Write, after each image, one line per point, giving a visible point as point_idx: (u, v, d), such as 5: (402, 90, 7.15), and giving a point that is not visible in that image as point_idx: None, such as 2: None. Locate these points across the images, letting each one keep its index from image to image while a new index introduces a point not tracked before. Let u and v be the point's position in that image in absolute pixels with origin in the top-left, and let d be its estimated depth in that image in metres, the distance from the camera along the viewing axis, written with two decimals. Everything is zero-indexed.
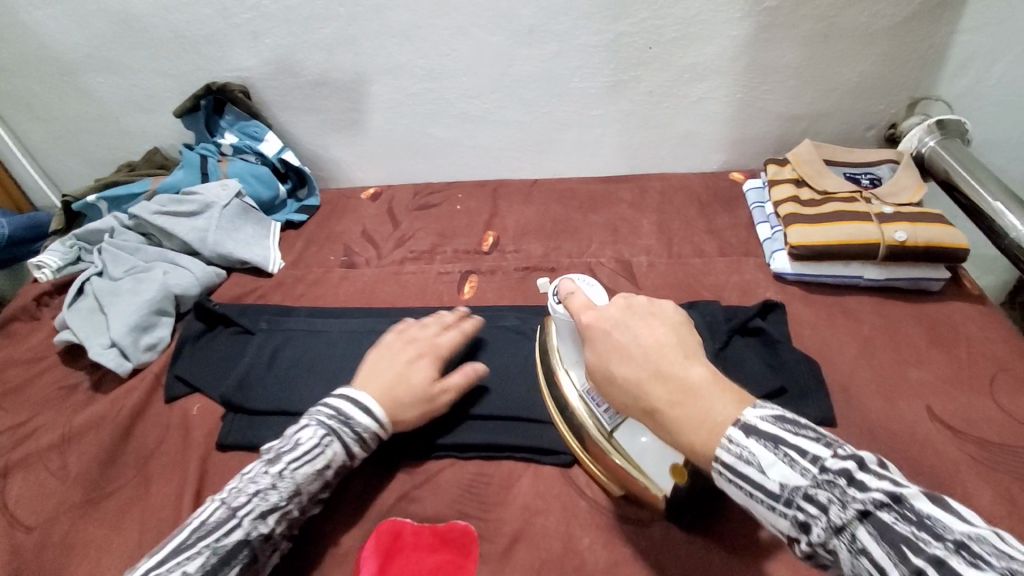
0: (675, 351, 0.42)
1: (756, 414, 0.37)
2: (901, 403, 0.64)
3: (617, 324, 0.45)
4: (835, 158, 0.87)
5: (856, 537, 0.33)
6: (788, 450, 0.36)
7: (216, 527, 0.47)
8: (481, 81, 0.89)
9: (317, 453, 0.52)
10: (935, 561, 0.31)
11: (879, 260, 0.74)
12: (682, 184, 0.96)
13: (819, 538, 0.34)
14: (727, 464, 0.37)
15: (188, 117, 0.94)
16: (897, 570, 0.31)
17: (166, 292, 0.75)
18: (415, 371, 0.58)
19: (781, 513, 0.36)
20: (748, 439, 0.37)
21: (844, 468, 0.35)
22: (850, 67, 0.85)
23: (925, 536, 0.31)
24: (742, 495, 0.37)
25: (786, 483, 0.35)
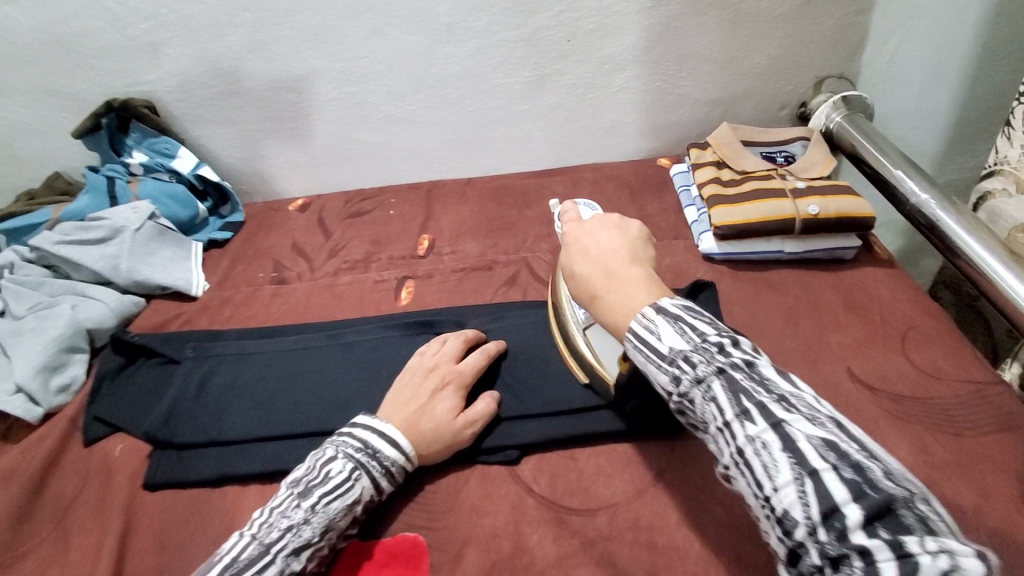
0: (625, 256, 0.47)
1: (670, 301, 0.43)
2: (824, 368, 0.68)
3: (583, 231, 0.49)
4: (752, 138, 0.90)
5: (712, 388, 0.39)
6: (683, 323, 0.41)
7: (250, 565, 0.46)
8: (402, 82, 0.87)
9: (348, 487, 0.50)
10: (761, 406, 0.37)
11: (796, 234, 0.78)
12: (612, 174, 0.97)
13: (684, 389, 0.40)
14: (637, 332, 0.42)
15: (90, 138, 0.88)
16: (732, 411, 0.38)
17: (77, 327, 0.70)
18: (438, 405, 0.57)
19: (664, 371, 0.41)
20: (658, 316, 0.42)
21: (720, 341, 0.40)
22: (759, 50, 0.89)
23: (761, 389, 0.38)
24: (640, 360, 0.42)
25: (673, 347, 0.41)
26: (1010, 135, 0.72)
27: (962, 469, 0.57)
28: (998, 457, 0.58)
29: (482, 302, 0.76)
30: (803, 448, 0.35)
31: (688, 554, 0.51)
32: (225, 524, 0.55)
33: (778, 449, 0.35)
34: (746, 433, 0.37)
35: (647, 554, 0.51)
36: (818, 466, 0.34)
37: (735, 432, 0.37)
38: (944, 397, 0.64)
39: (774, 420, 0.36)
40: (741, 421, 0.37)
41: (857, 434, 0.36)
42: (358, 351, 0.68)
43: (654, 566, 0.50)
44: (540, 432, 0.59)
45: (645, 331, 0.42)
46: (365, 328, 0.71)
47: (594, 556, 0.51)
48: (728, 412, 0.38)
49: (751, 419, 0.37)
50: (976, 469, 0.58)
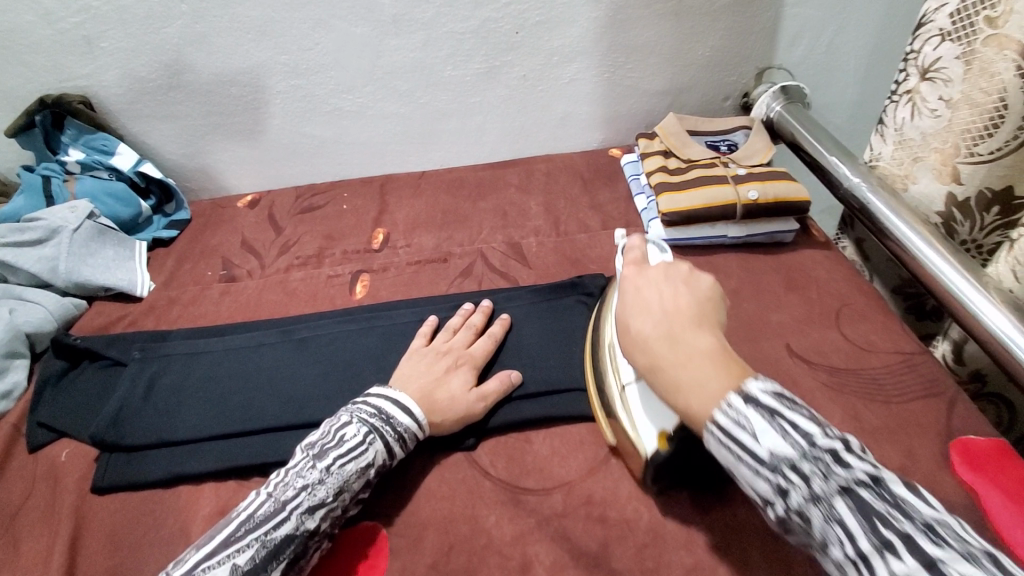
0: (693, 319, 0.45)
1: (757, 386, 0.39)
2: (765, 345, 0.72)
3: (652, 285, 0.49)
4: (697, 128, 0.94)
5: (834, 508, 0.35)
6: (784, 421, 0.38)
7: (265, 520, 0.46)
8: (351, 76, 0.86)
9: (362, 450, 0.51)
10: (903, 535, 0.33)
11: (738, 219, 0.81)
12: (566, 165, 0.99)
13: (797, 505, 0.36)
14: (722, 426, 0.39)
15: (23, 136, 0.84)
16: (866, 539, 0.34)
17: (15, 331, 0.67)
18: (453, 379, 0.60)
19: (762, 476, 0.38)
20: (746, 407, 0.39)
21: (831, 447, 0.37)
22: (701, 43, 0.92)
23: (898, 514, 0.34)
24: (731, 459, 0.39)
25: (776, 452, 0.37)
26: (883, 134, 0.79)
27: (889, 434, 0.62)
28: (920, 420, 0.63)
29: (438, 293, 0.77)
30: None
31: (636, 524, 0.53)
32: (179, 525, 0.54)
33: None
34: (887, 568, 0.33)
35: (600, 527, 0.53)
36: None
37: (875, 567, 0.33)
38: (874, 368, 0.68)
39: (926, 558, 0.32)
40: (880, 553, 0.33)
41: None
42: (313, 346, 0.68)
43: (606, 538, 0.52)
44: (497, 418, 0.61)
45: (735, 429, 0.39)
46: (320, 323, 0.71)
47: (550, 533, 0.53)
48: (864, 541, 0.34)
49: (893, 552, 0.33)
50: (901, 432, 0.62)
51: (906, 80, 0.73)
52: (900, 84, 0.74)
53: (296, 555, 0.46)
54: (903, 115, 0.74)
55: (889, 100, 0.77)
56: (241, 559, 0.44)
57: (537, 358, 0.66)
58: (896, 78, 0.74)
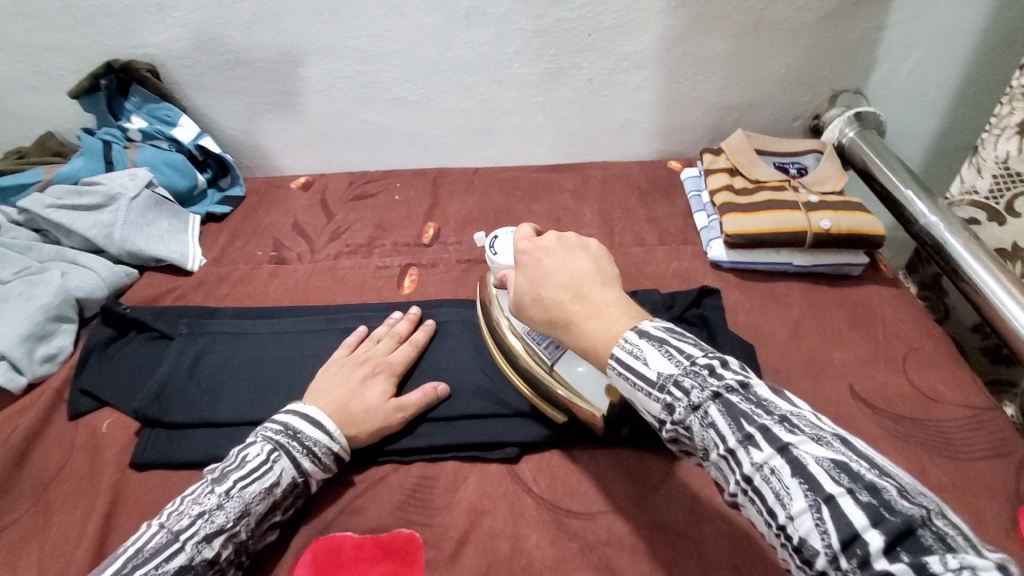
0: (594, 279, 0.45)
1: (650, 324, 0.42)
2: (826, 383, 0.68)
3: (546, 254, 0.48)
4: (766, 148, 0.90)
5: (708, 414, 0.37)
6: (669, 347, 0.40)
7: (156, 553, 0.44)
8: (417, 64, 0.85)
9: (266, 470, 0.50)
10: (762, 428, 0.35)
11: (806, 247, 0.77)
12: (623, 173, 0.96)
13: (681, 418, 0.38)
14: (620, 359, 0.40)
15: (86, 99, 0.84)
16: (733, 437, 0.36)
17: (66, 296, 0.67)
18: (369, 390, 0.57)
19: (653, 398, 0.39)
20: (640, 339, 0.41)
21: (709, 362, 0.39)
22: (778, 59, 0.88)
23: (761, 412, 0.36)
24: (628, 388, 0.41)
25: (662, 372, 0.39)
26: (978, 165, 0.75)
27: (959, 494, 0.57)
28: (992, 481, 0.59)
29: None
30: (811, 471, 0.33)
31: (683, 564, 0.50)
32: None
33: (787, 474, 0.34)
34: (749, 458, 0.35)
35: (645, 562, 0.50)
36: (832, 490, 0.32)
37: (739, 458, 0.36)
38: (944, 420, 0.64)
39: (779, 444, 0.35)
40: (745, 447, 0.35)
41: (865, 450, 0.34)
42: None
43: (651, 574, 0.49)
44: (545, 433, 0.58)
45: (628, 357, 0.40)
46: (365, 315, 0.69)
47: (592, 562, 0.50)
48: (731, 439, 0.36)
49: (754, 444, 0.35)
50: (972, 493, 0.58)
51: (1009, 113, 0.70)
52: (999, 117, 0.72)
53: None
54: (1007, 148, 0.71)
55: (984, 132, 0.74)
56: None
57: None
58: (997, 110, 0.71)
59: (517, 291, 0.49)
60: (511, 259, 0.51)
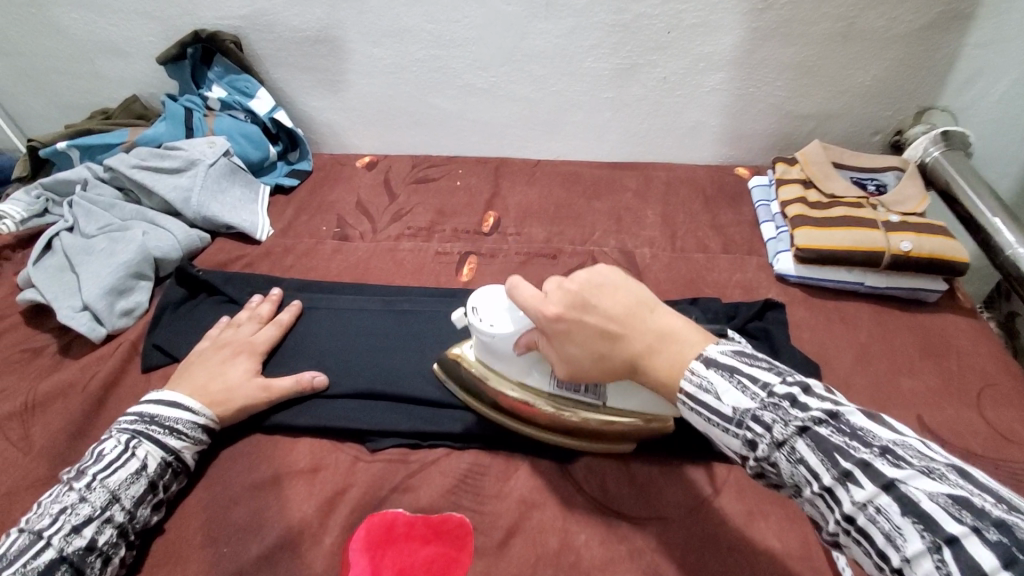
0: (644, 311, 0.45)
1: (716, 351, 0.42)
2: (892, 411, 0.65)
3: (581, 307, 0.45)
4: (843, 161, 0.86)
5: (795, 449, 0.36)
6: (742, 378, 0.40)
7: (19, 554, 0.44)
8: (491, 52, 0.85)
9: (125, 457, 0.51)
10: (861, 464, 0.34)
11: (881, 268, 0.74)
12: (688, 176, 0.94)
13: (765, 453, 0.38)
14: (689, 393, 0.41)
15: (172, 66, 0.88)
16: (828, 474, 0.35)
17: (144, 254, 0.70)
18: (233, 369, 0.59)
19: (733, 434, 0.39)
20: (710, 372, 0.41)
21: (789, 392, 0.38)
22: (864, 70, 0.84)
23: (858, 446, 0.35)
24: (703, 422, 0.41)
25: (738, 407, 0.39)
26: None
27: None
28: None
29: None
30: (925, 508, 0.31)
31: None
32: (270, 472, 0.56)
33: (895, 512, 0.32)
34: (850, 497, 0.34)
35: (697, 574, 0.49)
36: (954, 529, 0.30)
37: (838, 496, 0.34)
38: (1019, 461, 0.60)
39: (882, 480, 0.33)
40: (842, 484, 0.34)
41: (988, 483, 0.32)
42: (414, 321, 0.67)
43: None
44: None
45: (700, 392, 0.41)
46: (423, 299, 0.70)
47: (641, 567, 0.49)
48: (825, 476, 0.35)
49: (854, 481, 0.34)
50: None
51: None
52: None
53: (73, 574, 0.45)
54: None
55: None
56: None
57: None
58: None
59: (565, 351, 0.47)
60: (540, 326, 0.48)
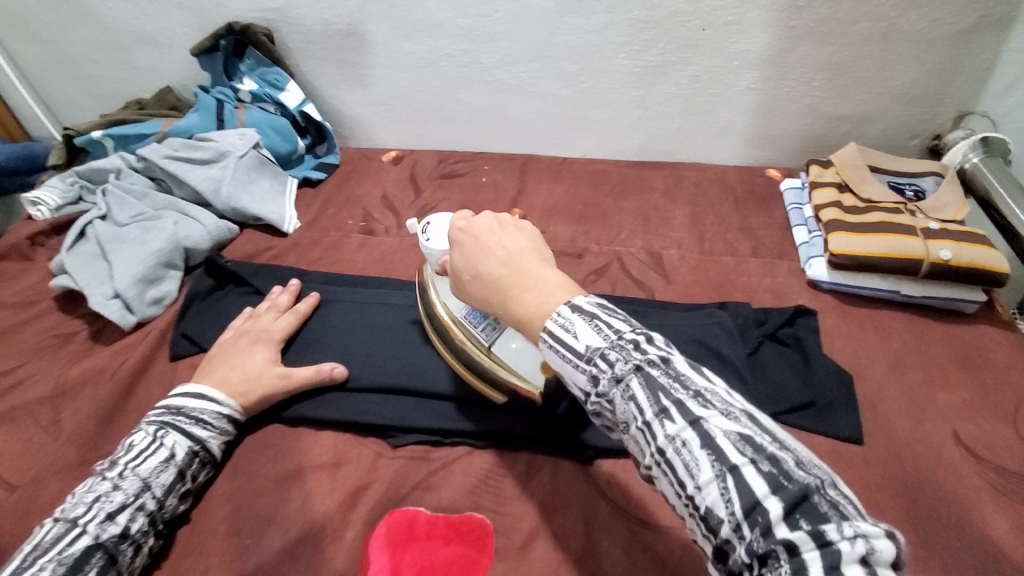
0: (533, 254, 0.43)
1: (586, 299, 0.39)
2: (926, 424, 0.62)
3: (484, 232, 0.45)
4: (880, 165, 0.84)
5: (629, 387, 0.35)
6: (599, 321, 0.37)
7: (55, 541, 0.44)
8: (522, 48, 0.84)
9: (155, 447, 0.51)
10: (678, 403, 0.34)
11: (918, 277, 0.72)
12: (718, 177, 0.92)
13: (603, 390, 0.36)
14: (553, 334, 0.38)
15: (205, 58, 0.88)
16: (651, 410, 0.34)
17: (174, 244, 0.71)
18: (251, 358, 0.59)
19: (580, 371, 0.37)
20: (574, 314, 0.38)
21: (635, 337, 0.37)
22: (905, 71, 0.81)
23: (677, 386, 0.34)
24: (558, 363, 0.38)
25: (591, 346, 0.36)
26: None
27: None
28: None
29: None
30: (719, 443, 0.32)
31: None
32: (294, 465, 0.56)
33: (697, 447, 0.32)
34: (666, 432, 0.33)
35: None
36: (737, 461, 0.31)
37: (655, 431, 0.34)
38: None
39: (693, 418, 0.33)
40: (660, 420, 0.34)
41: (769, 424, 0.33)
42: None
43: None
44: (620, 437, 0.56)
45: (560, 330, 0.37)
46: None
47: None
48: (648, 411, 0.34)
49: (670, 418, 0.33)
50: None
51: None
52: None
53: (108, 561, 0.45)
54: None
55: None
56: None
57: None
58: None
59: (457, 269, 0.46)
60: (450, 240, 0.47)
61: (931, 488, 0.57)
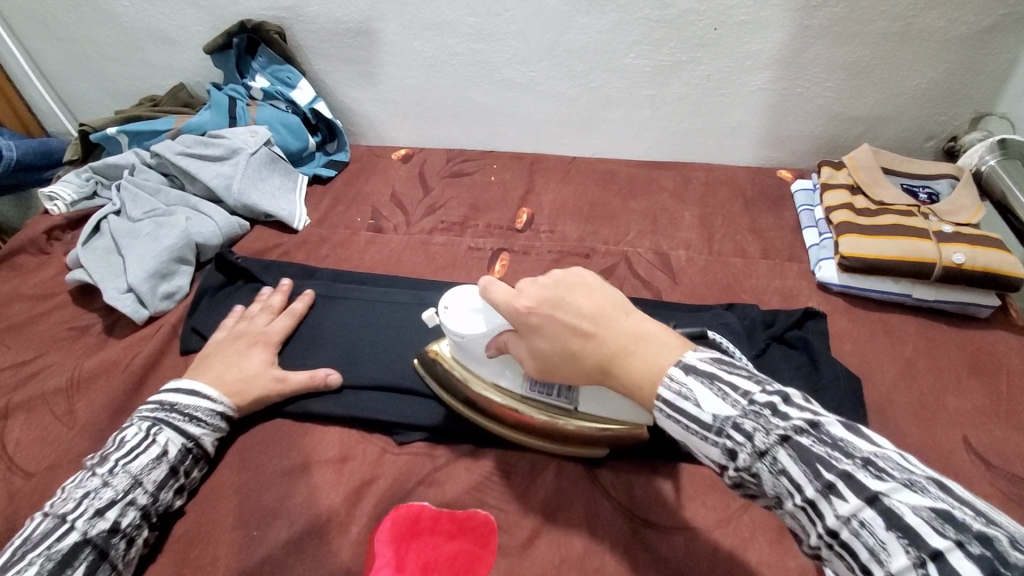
0: (620, 313, 0.42)
1: (697, 357, 0.39)
2: (936, 430, 0.62)
3: (553, 304, 0.44)
4: (893, 167, 0.83)
5: (778, 460, 0.34)
6: (721, 385, 0.37)
7: (45, 536, 0.45)
8: (532, 47, 0.84)
9: (146, 443, 0.52)
10: (844, 475, 0.31)
11: (930, 281, 0.71)
12: (728, 178, 0.91)
13: (746, 463, 0.35)
14: (667, 401, 0.38)
15: (219, 55, 0.89)
16: (811, 485, 0.32)
17: (187, 239, 0.72)
18: (248, 360, 0.60)
19: (711, 442, 0.37)
20: (687, 377, 0.38)
21: (770, 400, 0.36)
22: (921, 72, 0.80)
23: (838, 456, 0.32)
24: (682, 432, 0.38)
25: (719, 414, 0.36)
26: None
27: None
28: None
29: None
30: (909, 522, 0.28)
31: None
32: (300, 459, 0.57)
33: (879, 528, 0.29)
34: (834, 510, 0.31)
35: None
36: (936, 543, 0.27)
37: (821, 509, 0.32)
38: None
39: (867, 493, 0.30)
40: (825, 496, 0.31)
41: (966, 494, 0.29)
42: None
43: None
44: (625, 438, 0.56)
45: (681, 400, 0.38)
46: None
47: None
48: (806, 486, 0.32)
49: (836, 494, 0.31)
50: None
51: None
52: None
53: (97, 556, 0.46)
54: None
55: None
56: None
57: None
58: None
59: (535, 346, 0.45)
60: (512, 320, 0.47)
61: None
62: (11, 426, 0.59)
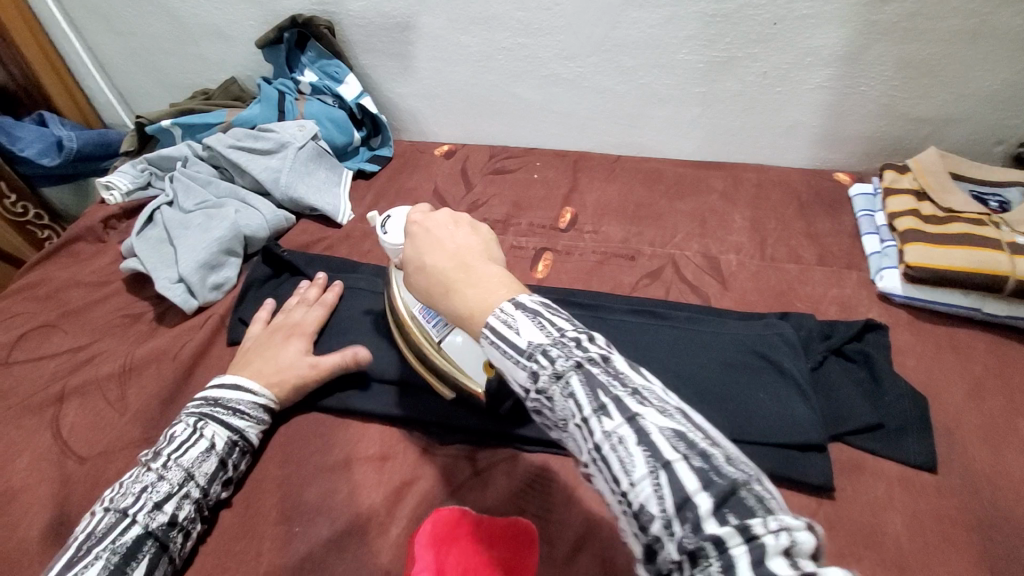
0: (482, 253, 0.42)
1: (530, 296, 0.37)
2: (1011, 456, 0.57)
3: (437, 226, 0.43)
4: (962, 172, 0.77)
5: (570, 384, 0.34)
6: (543, 317, 0.36)
7: (107, 531, 0.46)
8: (580, 42, 0.82)
9: (195, 438, 0.53)
10: (616, 399, 0.32)
11: (1003, 295, 0.66)
12: (782, 180, 0.87)
13: (542, 386, 0.35)
14: (493, 328, 0.36)
15: (269, 50, 0.91)
16: (589, 407, 0.33)
17: (236, 231, 0.73)
18: (285, 350, 0.60)
19: (520, 367, 0.35)
20: (517, 310, 0.36)
21: (576, 334, 0.36)
22: (998, 70, 0.75)
23: (616, 383, 0.33)
24: (498, 359, 0.36)
25: (533, 341, 0.35)
26: None
27: None
28: None
29: (622, 293, 0.72)
30: (654, 440, 0.31)
31: None
32: (343, 456, 0.57)
33: (632, 445, 0.31)
34: (601, 428, 0.32)
35: None
36: (670, 457, 0.30)
37: (591, 428, 0.33)
38: None
39: (630, 414, 0.32)
40: (597, 417, 0.32)
41: (703, 422, 0.33)
42: None
43: None
44: None
45: (502, 326, 0.36)
46: None
47: None
48: (586, 409, 0.33)
49: (607, 414, 0.32)
50: None
51: None
52: None
53: (158, 548, 0.47)
54: None
55: None
56: (90, 572, 0.44)
57: (717, 396, 0.59)
58: None
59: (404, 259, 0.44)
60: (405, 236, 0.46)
61: (1015, 527, 0.52)
62: (67, 410, 0.61)
